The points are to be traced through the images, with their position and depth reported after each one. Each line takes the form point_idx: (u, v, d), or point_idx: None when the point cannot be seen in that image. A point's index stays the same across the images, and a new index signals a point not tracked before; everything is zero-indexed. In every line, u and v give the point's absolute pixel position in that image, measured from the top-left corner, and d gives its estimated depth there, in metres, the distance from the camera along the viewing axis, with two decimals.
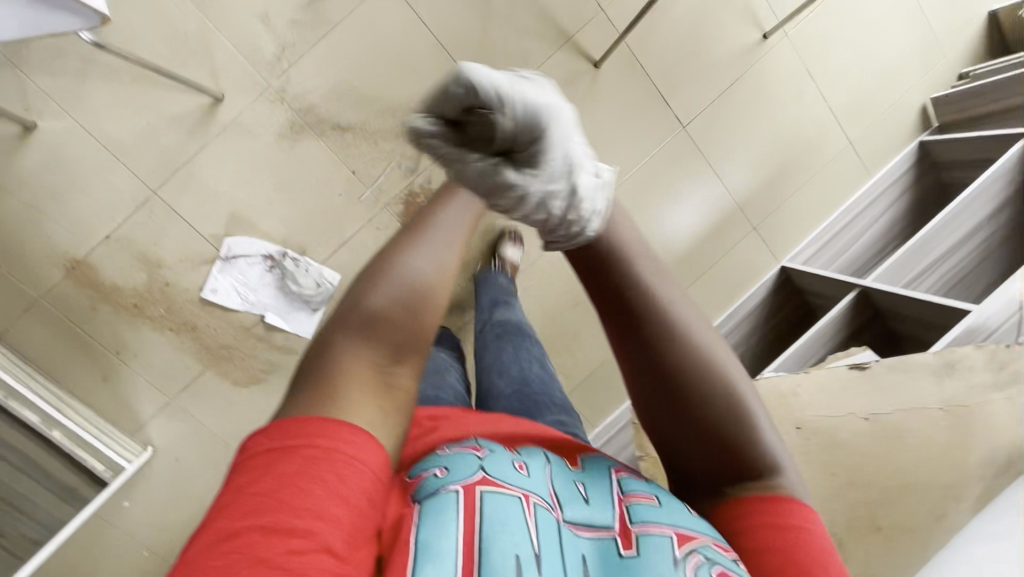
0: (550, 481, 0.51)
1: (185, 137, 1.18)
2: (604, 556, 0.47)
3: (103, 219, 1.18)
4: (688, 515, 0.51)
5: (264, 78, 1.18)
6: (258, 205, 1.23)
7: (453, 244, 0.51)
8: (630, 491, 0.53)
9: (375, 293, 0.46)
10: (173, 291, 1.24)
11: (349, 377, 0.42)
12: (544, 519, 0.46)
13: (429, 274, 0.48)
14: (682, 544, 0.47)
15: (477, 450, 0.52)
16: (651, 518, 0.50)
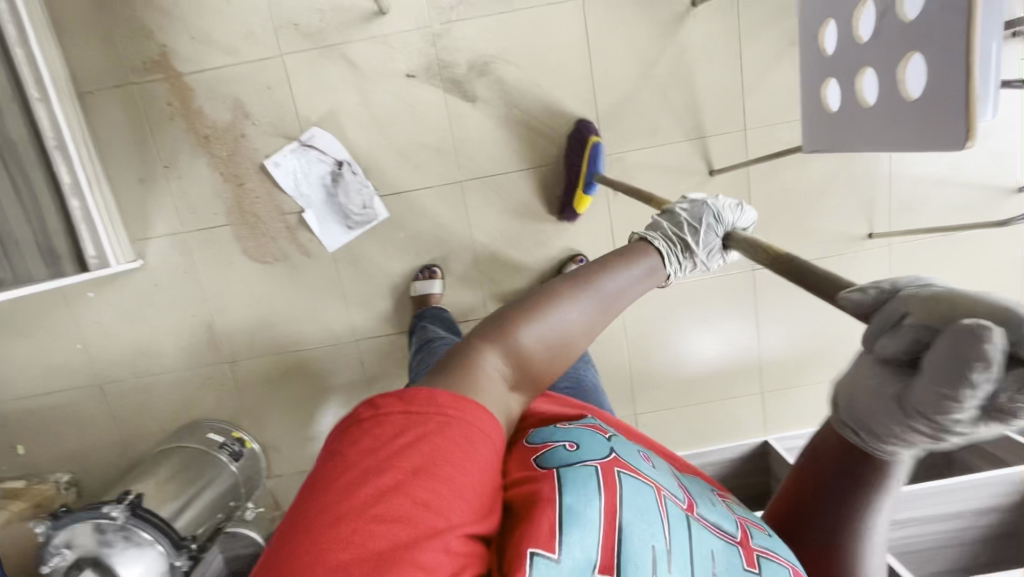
0: (677, 484, 0.64)
1: (334, 26, 1.23)
2: (731, 558, 0.59)
3: (225, 51, 1.24)
4: (788, 552, 0.65)
5: (429, 17, 1.23)
6: (358, 117, 1.27)
7: (604, 309, 0.63)
8: (734, 511, 0.68)
9: (528, 330, 0.59)
10: (243, 145, 1.28)
11: (469, 374, 0.54)
12: (673, 510, 0.57)
13: (574, 326, 0.61)
14: None
15: (602, 433, 0.64)
16: (760, 540, 0.64)
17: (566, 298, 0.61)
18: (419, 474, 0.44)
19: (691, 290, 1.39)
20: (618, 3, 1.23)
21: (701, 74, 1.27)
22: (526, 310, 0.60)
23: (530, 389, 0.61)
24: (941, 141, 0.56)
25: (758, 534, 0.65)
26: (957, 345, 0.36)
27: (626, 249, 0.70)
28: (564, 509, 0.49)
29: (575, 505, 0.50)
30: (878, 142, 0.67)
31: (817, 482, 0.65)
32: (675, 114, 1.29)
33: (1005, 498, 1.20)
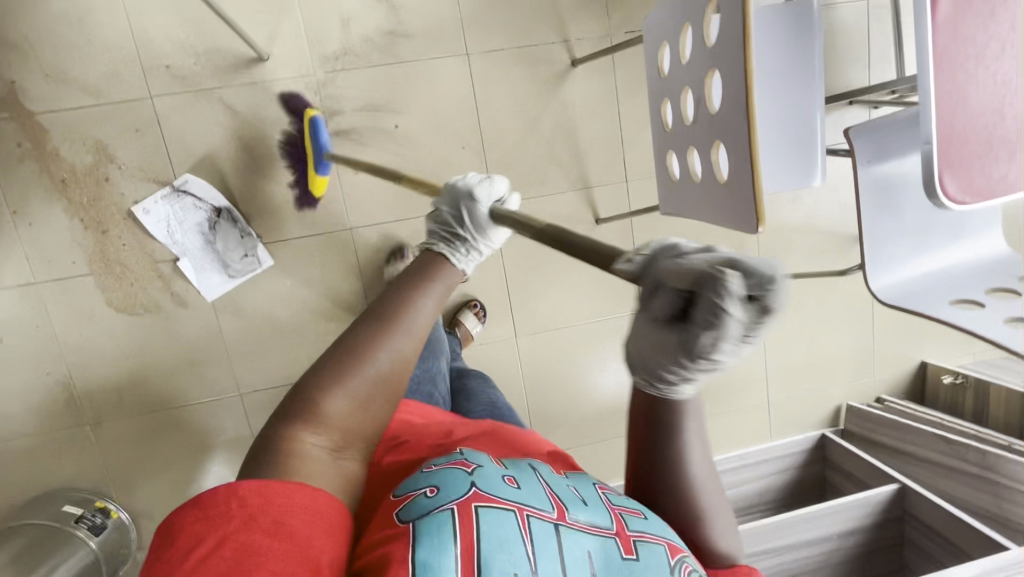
0: (547, 491, 0.58)
1: (209, 70, 1.18)
2: (607, 553, 0.54)
3: (86, 91, 1.16)
4: (666, 529, 0.61)
5: (313, 66, 1.22)
6: (238, 162, 1.23)
7: (411, 334, 0.63)
8: (617, 501, 0.62)
9: (331, 393, 0.58)
10: (108, 190, 1.20)
11: (295, 460, 0.53)
12: (538, 526, 0.52)
13: (385, 368, 0.61)
14: (673, 554, 0.57)
15: (466, 466, 0.58)
16: (644, 526, 0.59)
17: (382, 332, 0.62)
18: (236, 573, 0.41)
19: (585, 332, 1.44)
20: (504, 61, 1.28)
21: (584, 129, 1.34)
22: (346, 357, 0.60)
23: (360, 446, 0.59)
24: (742, 221, 0.62)
25: (648, 524, 0.60)
26: (709, 289, 0.39)
27: (427, 259, 0.70)
28: (415, 566, 0.46)
29: (428, 559, 0.46)
30: (708, 213, 0.72)
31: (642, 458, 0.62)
32: (562, 167, 1.35)
33: (861, 520, 1.30)
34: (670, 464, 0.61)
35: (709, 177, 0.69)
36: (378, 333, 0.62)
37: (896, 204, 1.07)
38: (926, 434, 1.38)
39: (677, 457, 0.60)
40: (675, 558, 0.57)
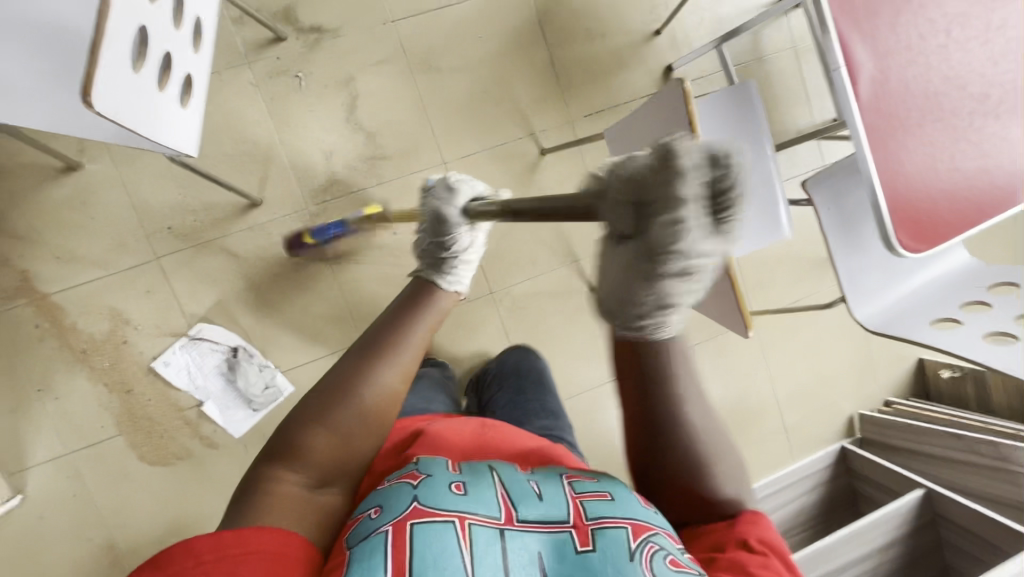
0: (499, 493, 0.61)
1: (209, 223, 1.26)
2: (558, 548, 0.57)
3: (96, 264, 1.22)
4: (633, 507, 0.62)
5: (305, 201, 1.29)
6: (247, 302, 1.29)
7: (393, 364, 0.71)
8: (583, 491, 0.64)
9: (310, 433, 0.65)
10: (127, 352, 1.24)
11: (270, 501, 0.60)
12: (479, 534, 0.56)
13: (369, 400, 0.69)
14: (637, 535, 0.58)
15: (414, 479, 0.63)
16: (604, 511, 0.61)
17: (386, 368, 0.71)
18: None
19: (600, 395, 1.49)
20: (480, 163, 1.37)
21: None
22: (350, 388, 0.68)
23: (341, 481, 0.67)
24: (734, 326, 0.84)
25: (613, 508, 0.61)
26: (671, 167, 0.42)
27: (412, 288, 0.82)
28: None
29: None
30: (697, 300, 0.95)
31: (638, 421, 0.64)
32: (549, 247, 1.43)
33: (897, 530, 1.34)
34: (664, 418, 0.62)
35: None
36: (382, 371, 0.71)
37: (862, 240, 1.16)
38: (937, 433, 1.44)
39: (668, 405, 0.62)
40: (637, 541, 0.57)
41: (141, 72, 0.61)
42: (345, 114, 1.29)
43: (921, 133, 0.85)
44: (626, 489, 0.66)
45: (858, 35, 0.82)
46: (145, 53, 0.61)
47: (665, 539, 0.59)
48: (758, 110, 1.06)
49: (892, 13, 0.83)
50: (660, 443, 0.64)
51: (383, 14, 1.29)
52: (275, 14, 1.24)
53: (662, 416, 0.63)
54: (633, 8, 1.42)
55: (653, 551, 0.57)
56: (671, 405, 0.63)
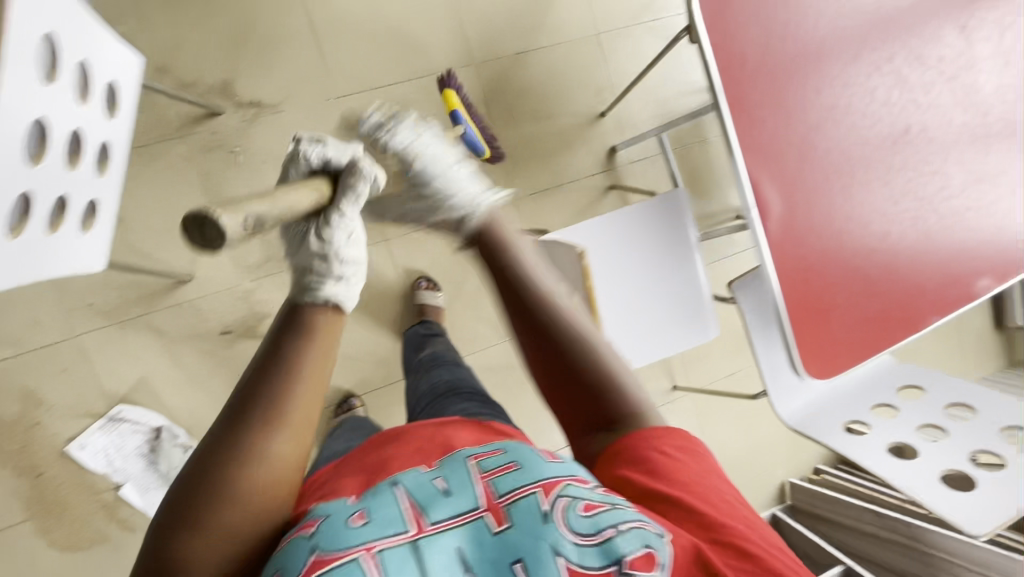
0: (403, 507, 0.53)
1: (134, 299, 1.21)
2: (473, 539, 0.52)
3: (8, 343, 1.16)
4: (545, 469, 0.58)
5: (238, 277, 1.26)
6: (172, 380, 1.24)
7: (292, 436, 0.52)
8: (490, 468, 0.59)
9: (190, 544, 0.48)
10: (39, 434, 1.18)
11: None
12: (393, 557, 0.49)
13: (262, 486, 0.50)
14: (548, 493, 0.55)
15: (308, 527, 0.50)
16: (515, 483, 0.56)
17: (271, 430, 0.51)
18: None
19: None
20: (422, 240, 1.38)
21: None
22: (235, 464, 0.49)
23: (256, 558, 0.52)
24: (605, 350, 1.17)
25: (520, 475, 0.57)
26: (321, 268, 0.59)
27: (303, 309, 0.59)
28: None
29: None
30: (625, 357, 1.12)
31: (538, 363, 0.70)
32: (491, 322, 1.44)
33: None
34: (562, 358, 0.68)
35: None
36: (263, 437, 0.51)
37: None
38: (857, 509, 1.51)
39: (554, 332, 0.69)
40: (550, 499, 0.54)
41: (18, 238, 0.57)
42: None
43: (827, 266, 0.89)
44: (531, 450, 0.62)
45: (770, 177, 0.85)
46: (27, 216, 0.58)
47: (579, 486, 0.56)
48: (668, 217, 1.11)
49: (801, 157, 0.86)
50: (579, 383, 0.68)
51: (325, 90, 1.28)
52: (210, 88, 1.21)
53: (558, 348, 0.68)
54: (578, 90, 1.45)
55: (565, 505, 0.54)
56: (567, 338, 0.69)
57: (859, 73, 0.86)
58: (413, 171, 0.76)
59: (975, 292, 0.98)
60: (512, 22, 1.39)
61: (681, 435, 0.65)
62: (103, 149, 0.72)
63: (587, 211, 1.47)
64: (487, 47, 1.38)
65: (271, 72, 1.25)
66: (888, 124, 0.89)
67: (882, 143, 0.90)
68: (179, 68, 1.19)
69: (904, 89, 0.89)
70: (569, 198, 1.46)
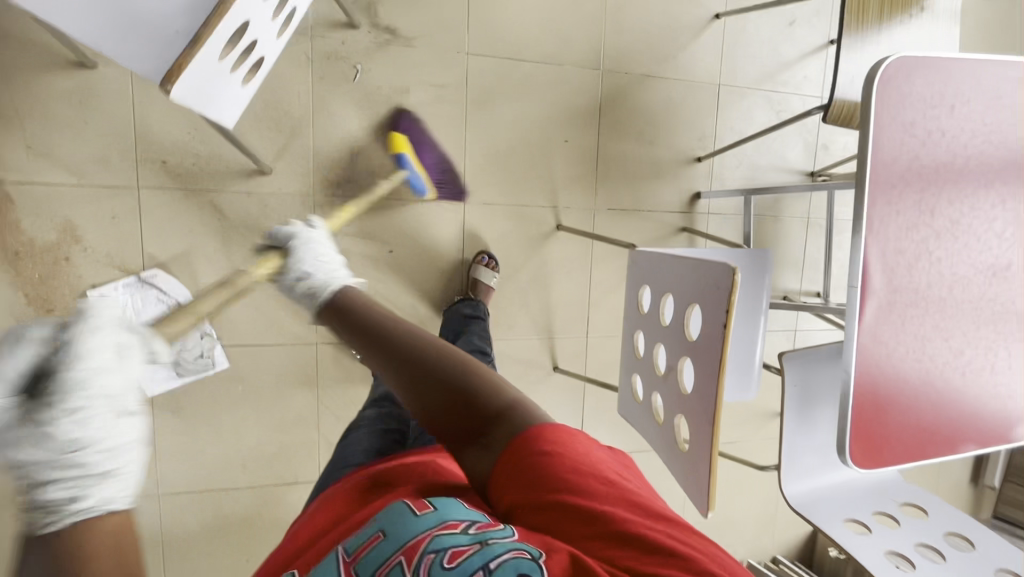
0: None
1: (207, 172, 1.18)
2: None
3: (68, 170, 1.11)
4: (405, 527, 0.50)
5: (314, 188, 1.24)
6: (214, 264, 1.21)
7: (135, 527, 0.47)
8: (355, 549, 0.51)
9: None
10: (64, 271, 1.13)
11: None
12: None
13: None
14: (409, 560, 0.47)
15: None
16: (375, 560, 0.48)
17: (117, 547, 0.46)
18: None
19: None
20: (496, 215, 1.37)
21: (557, 286, 1.44)
22: None
23: None
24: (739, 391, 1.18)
25: (382, 550, 0.49)
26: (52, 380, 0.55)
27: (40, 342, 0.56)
28: None
29: None
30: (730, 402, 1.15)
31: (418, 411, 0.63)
32: (531, 315, 1.44)
33: None
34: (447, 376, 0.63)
35: (671, 435, 0.79)
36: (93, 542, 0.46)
37: (812, 421, 1.23)
38: None
39: (413, 356, 0.67)
40: (413, 564, 0.46)
41: (227, 57, 0.60)
42: (386, 121, 1.27)
43: (901, 366, 0.92)
44: (400, 508, 0.54)
45: (880, 265, 0.88)
46: (236, 44, 0.60)
47: (449, 536, 0.48)
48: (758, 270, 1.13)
49: (914, 256, 0.89)
50: (461, 405, 0.60)
51: (459, 42, 1.29)
52: (356, 1, 1.21)
53: (417, 383, 0.64)
54: (685, 130, 1.48)
55: (427, 563, 0.46)
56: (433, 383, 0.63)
57: (986, 200, 0.91)
58: (284, 264, 0.91)
59: (1013, 435, 1.01)
60: (650, 44, 1.42)
61: (541, 427, 0.56)
62: (295, 15, 0.74)
63: (654, 242, 1.50)
64: (619, 59, 1.41)
65: (417, 8, 1.25)
66: (995, 256, 0.94)
67: (984, 270, 0.93)
68: None
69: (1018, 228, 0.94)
70: (641, 226, 1.48)
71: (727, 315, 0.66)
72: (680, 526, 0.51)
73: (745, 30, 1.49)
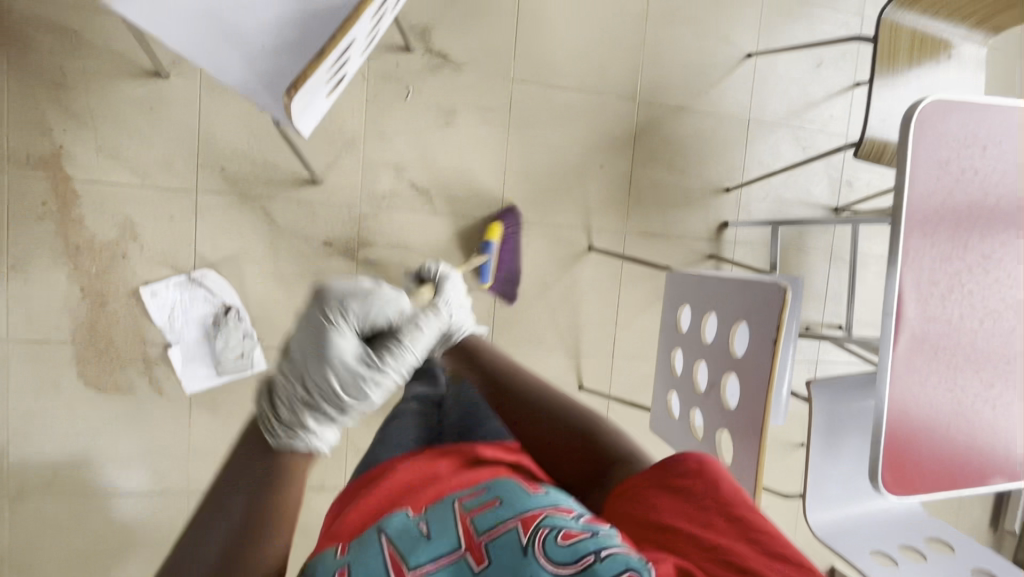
0: (388, 551, 0.58)
1: (262, 179, 1.24)
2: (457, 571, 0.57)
3: (134, 172, 1.17)
4: (521, 502, 0.64)
5: (361, 200, 1.30)
6: (261, 267, 1.25)
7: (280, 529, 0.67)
8: (471, 506, 0.65)
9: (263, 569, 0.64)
10: (119, 267, 1.18)
11: None
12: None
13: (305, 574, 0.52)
14: (525, 527, 0.59)
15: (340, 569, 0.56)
16: (493, 520, 0.62)
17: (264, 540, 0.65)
18: None
19: None
20: (532, 234, 1.42)
21: (586, 305, 1.48)
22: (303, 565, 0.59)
23: None
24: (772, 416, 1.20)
25: (501, 512, 0.63)
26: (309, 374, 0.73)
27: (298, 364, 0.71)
28: None
29: None
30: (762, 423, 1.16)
31: (540, 443, 0.80)
32: (559, 333, 1.47)
33: None
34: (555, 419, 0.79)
35: (712, 451, 0.81)
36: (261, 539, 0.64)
37: (837, 451, 1.24)
38: None
39: (526, 399, 0.84)
40: (528, 533, 0.58)
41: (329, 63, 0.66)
42: (433, 140, 1.33)
43: (933, 394, 0.94)
44: (513, 486, 0.68)
45: (915, 295, 0.91)
46: (338, 57, 0.67)
47: (557, 518, 0.60)
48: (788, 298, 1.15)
49: (947, 287, 0.92)
50: (575, 437, 0.78)
51: (506, 69, 1.36)
52: (412, 27, 1.29)
53: (539, 419, 0.81)
54: (715, 161, 1.54)
55: (542, 535, 0.58)
56: (551, 419, 0.80)
57: (1016, 237, 0.95)
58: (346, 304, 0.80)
59: None
60: (685, 79, 1.49)
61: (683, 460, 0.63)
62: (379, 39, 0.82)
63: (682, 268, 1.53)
64: (654, 91, 1.47)
65: (468, 35, 1.33)
66: None
67: (1014, 305, 0.96)
68: None
69: None
70: (670, 251, 1.52)
71: (778, 332, 0.70)
72: (806, 574, 0.52)
73: (775, 70, 1.56)
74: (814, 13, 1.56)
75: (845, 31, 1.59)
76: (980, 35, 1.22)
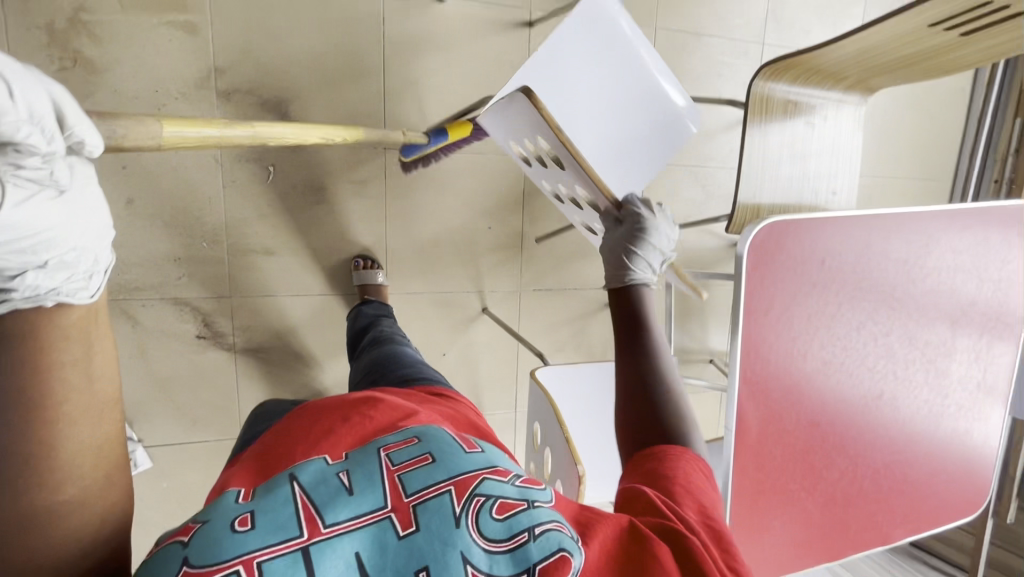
0: (300, 504, 0.45)
1: (117, 279, 1.17)
2: (381, 535, 0.45)
3: None
4: (461, 463, 0.52)
5: (230, 290, 1.25)
6: (130, 368, 1.21)
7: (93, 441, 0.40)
8: (401, 461, 0.51)
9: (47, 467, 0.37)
10: None
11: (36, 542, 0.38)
12: (276, 565, 0.40)
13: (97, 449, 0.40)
14: (460, 495, 0.48)
15: (239, 523, 0.42)
16: (426, 480, 0.49)
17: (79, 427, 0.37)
18: None
19: None
20: (420, 303, 1.39)
21: (483, 366, 1.47)
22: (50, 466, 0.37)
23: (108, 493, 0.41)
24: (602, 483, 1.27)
25: (435, 470, 0.50)
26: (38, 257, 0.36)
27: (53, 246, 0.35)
28: None
29: None
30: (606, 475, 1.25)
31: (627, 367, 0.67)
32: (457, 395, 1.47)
33: None
34: (644, 331, 0.69)
35: None
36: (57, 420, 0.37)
37: None
38: None
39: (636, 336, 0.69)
40: (462, 501, 0.48)
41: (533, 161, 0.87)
42: (304, 219, 1.27)
43: (782, 482, 0.95)
44: (448, 441, 0.56)
45: (760, 403, 0.91)
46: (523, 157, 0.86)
47: (497, 484, 0.51)
48: None
49: (790, 394, 0.93)
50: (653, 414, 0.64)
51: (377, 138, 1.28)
52: (266, 102, 1.20)
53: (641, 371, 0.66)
54: None
55: (478, 506, 0.48)
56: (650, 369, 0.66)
57: (858, 338, 0.96)
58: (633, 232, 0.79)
59: (889, 538, 1.06)
60: None
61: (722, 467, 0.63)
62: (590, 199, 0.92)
63: (580, 319, 1.53)
64: None
65: (330, 105, 1.24)
66: (869, 385, 0.99)
67: (858, 398, 0.98)
68: (239, 74, 1.17)
69: (889, 361, 0.99)
70: (567, 303, 1.51)
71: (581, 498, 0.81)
72: None
73: None
74: (712, 45, 1.49)
75: (745, 58, 1.52)
76: (857, 95, 1.19)
